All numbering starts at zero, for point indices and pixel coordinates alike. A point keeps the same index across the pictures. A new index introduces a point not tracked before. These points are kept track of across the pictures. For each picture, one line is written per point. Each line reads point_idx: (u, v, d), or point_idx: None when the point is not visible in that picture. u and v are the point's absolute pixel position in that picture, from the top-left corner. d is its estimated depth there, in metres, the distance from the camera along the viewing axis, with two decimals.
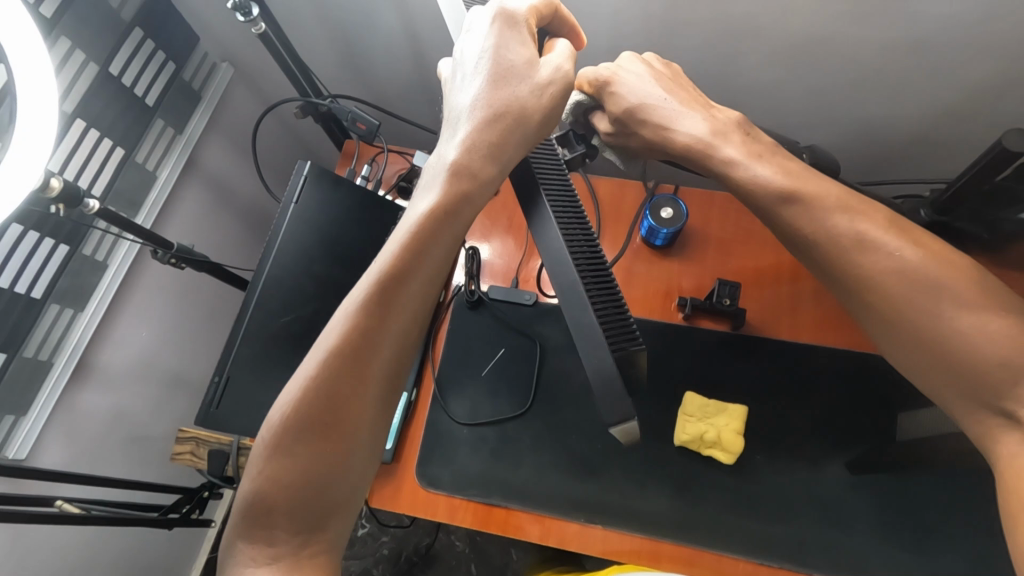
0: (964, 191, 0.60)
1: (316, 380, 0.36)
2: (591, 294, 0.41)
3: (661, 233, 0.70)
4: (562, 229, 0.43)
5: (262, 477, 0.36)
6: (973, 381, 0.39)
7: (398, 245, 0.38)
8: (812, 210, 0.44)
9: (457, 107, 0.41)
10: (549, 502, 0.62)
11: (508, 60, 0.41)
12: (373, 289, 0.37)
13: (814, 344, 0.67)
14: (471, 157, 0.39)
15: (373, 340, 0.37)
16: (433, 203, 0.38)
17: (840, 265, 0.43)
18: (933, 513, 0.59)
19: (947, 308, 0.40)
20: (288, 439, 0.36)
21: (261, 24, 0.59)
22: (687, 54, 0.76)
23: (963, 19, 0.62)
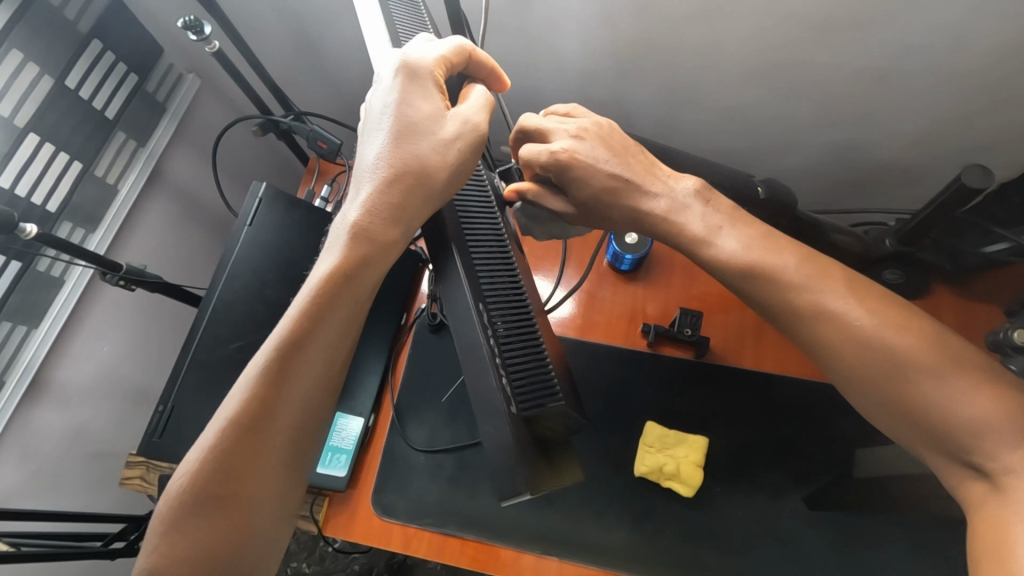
0: (928, 223, 0.58)
1: (213, 451, 0.36)
2: (502, 356, 0.41)
3: (626, 259, 0.69)
4: (485, 280, 0.44)
5: (156, 554, 0.34)
6: (943, 438, 0.37)
7: (301, 307, 0.38)
8: (773, 284, 0.41)
9: (362, 162, 0.42)
10: (506, 533, 0.60)
11: (411, 116, 0.42)
12: (274, 356, 0.37)
13: (778, 373, 0.67)
14: (372, 221, 0.40)
15: (276, 406, 0.37)
16: (332, 265, 0.39)
17: (807, 329, 0.41)
18: (895, 550, 0.58)
19: (917, 372, 0.37)
20: (184, 512, 0.35)
21: (215, 42, 0.58)
22: (656, 77, 0.75)
23: (931, 49, 0.62)
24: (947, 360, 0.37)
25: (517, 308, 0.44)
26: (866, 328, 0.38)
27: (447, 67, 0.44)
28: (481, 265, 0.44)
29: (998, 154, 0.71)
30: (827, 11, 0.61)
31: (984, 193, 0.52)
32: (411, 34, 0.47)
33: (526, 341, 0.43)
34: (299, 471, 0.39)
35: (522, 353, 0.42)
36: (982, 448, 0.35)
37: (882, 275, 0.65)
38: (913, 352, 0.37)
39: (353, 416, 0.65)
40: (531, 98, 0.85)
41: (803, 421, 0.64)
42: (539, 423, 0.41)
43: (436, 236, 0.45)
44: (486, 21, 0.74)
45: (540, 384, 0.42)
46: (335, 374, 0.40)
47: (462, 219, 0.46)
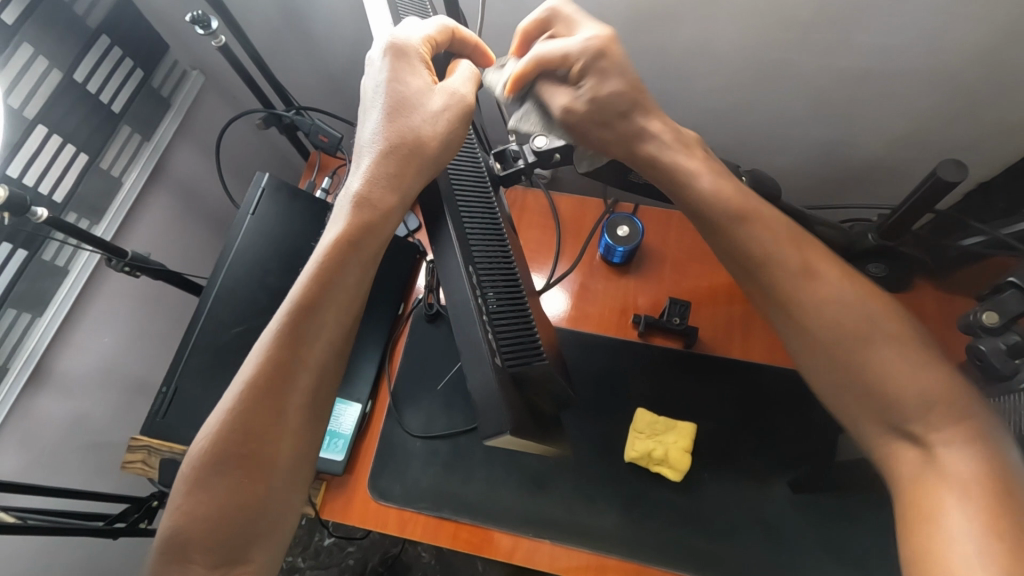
0: (908, 216, 0.60)
1: (233, 412, 0.38)
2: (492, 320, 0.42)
3: (618, 251, 0.71)
4: (481, 251, 0.44)
5: (180, 510, 0.37)
6: (882, 402, 0.40)
7: (312, 273, 0.40)
8: (750, 232, 0.46)
9: (361, 138, 0.44)
10: (498, 517, 0.62)
11: (402, 92, 0.43)
12: (287, 321, 0.39)
13: (766, 364, 0.68)
14: (373, 189, 0.42)
15: (291, 367, 0.39)
16: (338, 233, 0.41)
17: (773, 285, 0.45)
18: (874, 538, 0.59)
19: (883, 350, 0.40)
20: (207, 468, 0.37)
21: (221, 37, 0.60)
22: (646, 77, 0.78)
23: (911, 50, 0.64)
24: (901, 347, 0.40)
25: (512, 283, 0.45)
26: (840, 300, 0.42)
27: (433, 46, 0.46)
28: (473, 235, 0.44)
29: (974, 155, 0.73)
30: (812, 12, 0.63)
31: (958, 187, 0.54)
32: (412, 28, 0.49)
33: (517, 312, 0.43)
34: (315, 435, 0.41)
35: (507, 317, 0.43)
36: (926, 421, 0.38)
37: (867, 268, 0.68)
38: (869, 314, 0.41)
39: (352, 402, 0.67)
40: None
41: (791, 407, 0.65)
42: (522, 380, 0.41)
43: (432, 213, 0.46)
44: (485, 21, 0.76)
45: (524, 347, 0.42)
46: (345, 343, 0.42)
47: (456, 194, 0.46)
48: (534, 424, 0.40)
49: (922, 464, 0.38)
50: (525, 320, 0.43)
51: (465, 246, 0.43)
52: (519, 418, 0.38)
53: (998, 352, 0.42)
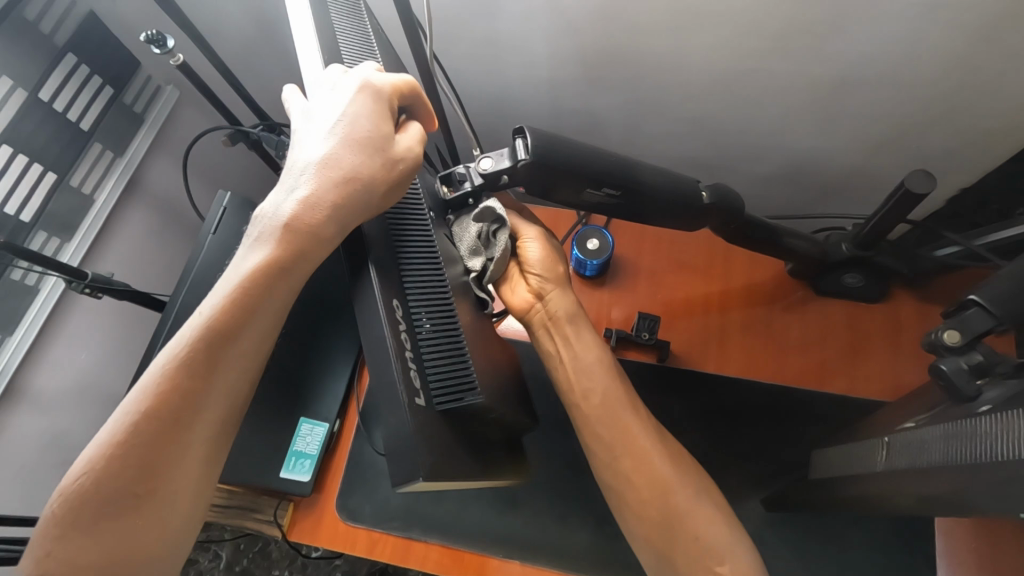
0: (880, 227, 0.60)
1: (120, 450, 0.36)
2: (416, 355, 0.38)
3: (590, 265, 0.70)
4: (408, 282, 0.40)
5: (54, 558, 0.35)
6: (684, 538, 0.46)
7: (221, 301, 0.39)
8: (582, 374, 0.54)
9: (305, 165, 0.42)
10: (469, 537, 0.62)
11: (365, 131, 0.42)
12: (198, 348, 0.38)
13: (741, 378, 0.67)
14: (311, 217, 0.40)
15: (188, 402, 0.38)
16: (263, 258, 0.39)
17: (595, 423, 0.52)
18: (851, 556, 0.58)
19: (678, 489, 0.48)
20: (93, 506, 0.35)
21: (179, 55, 0.59)
22: (620, 88, 0.77)
23: (885, 57, 0.63)
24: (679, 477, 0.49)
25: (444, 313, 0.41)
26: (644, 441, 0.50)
27: (398, 96, 0.46)
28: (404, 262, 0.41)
29: (954, 162, 0.72)
30: (781, 21, 0.62)
31: (928, 198, 0.53)
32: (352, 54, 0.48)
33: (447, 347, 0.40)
34: (214, 463, 0.41)
35: (435, 352, 0.39)
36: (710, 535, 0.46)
37: (843, 279, 0.67)
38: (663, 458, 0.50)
39: (319, 422, 0.64)
40: (500, 109, 0.86)
41: (765, 421, 0.64)
42: (453, 414, 0.38)
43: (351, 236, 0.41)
44: (455, 33, 0.75)
45: (453, 381, 0.39)
46: (254, 367, 0.42)
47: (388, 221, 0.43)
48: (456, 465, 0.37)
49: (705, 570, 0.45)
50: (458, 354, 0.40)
51: (395, 273, 0.40)
52: (434, 459, 0.35)
53: (961, 371, 0.40)
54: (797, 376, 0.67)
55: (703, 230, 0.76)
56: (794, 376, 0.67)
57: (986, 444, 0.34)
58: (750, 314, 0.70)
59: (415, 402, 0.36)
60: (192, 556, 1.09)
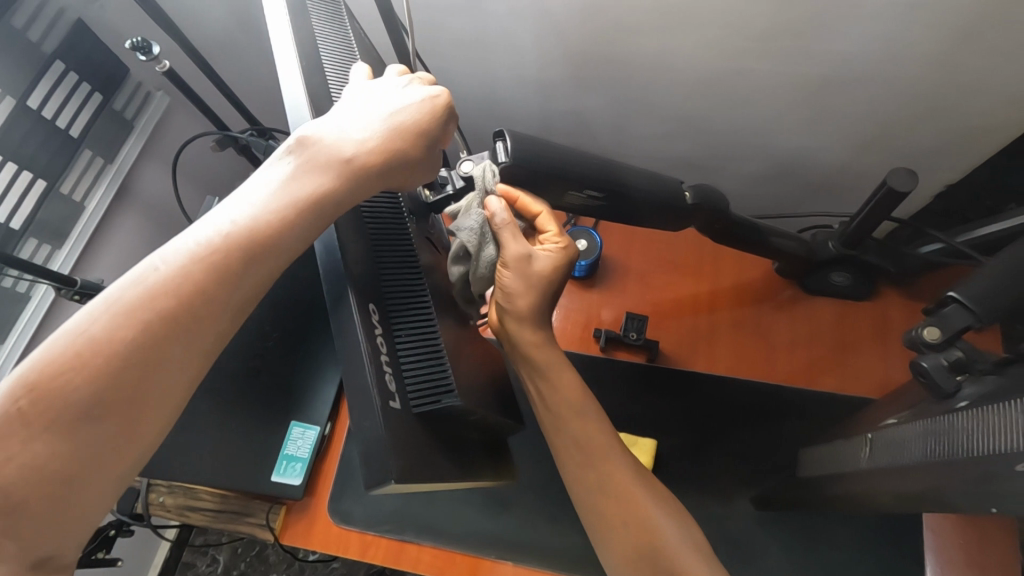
0: (864, 226, 0.60)
1: (127, 348, 0.30)
2: (395, 354, 0.33)
3: (579, 266, 0.70)
4: (382, 274, 0.36)
5: (15, 464, 0.27)
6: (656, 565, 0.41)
7: (270, 217, 0.34)
8: (558, 397, 0.47)
9: (372, 118, 0.38)
10: (461, 539, 0.62)
11: (436, 124, 0.41)
12: (234, 257, 0.33)
13: (730, 377, 0.67)
14: (371, 162, 0.37)
15: (212, 326, 0.32)
16: (320, 183, 0.35)
17: (570, 451, 0.46)
18: (840, 552, 0.58)
19: (654, 518, 0.42)
20: (72, 409, 0.28)
21: (165, 62, 0.59)
22: (608, 89, 0.77)
23: (869, 56, 0.63)
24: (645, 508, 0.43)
25: (422, 310, 0.36)
26: (618, 472, 0.44)
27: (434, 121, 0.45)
28: (382, 258, 0.37)
29: (941, 158, 0.72)
30: (767, 22, 0.62)
31: (910, 196, 0.53)
32: (333, 70, 0.43)
33: (426, 344, 0.35)
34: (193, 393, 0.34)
35: (415, 350, 0.34)
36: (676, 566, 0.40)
37: (831, 277, 0.67)
38: (635, 488, 0.44)
39: (311, 425, 0.65)
40: (489, 110, 0.86)
41: (755, 419, 0.64)
42: (436, 421, 0.33)
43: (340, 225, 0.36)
44: (442, 36, 0.75)
45: (436, 380, 0.34)
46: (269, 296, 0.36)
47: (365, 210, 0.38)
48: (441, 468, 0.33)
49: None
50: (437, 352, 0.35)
51: (374, 269, 0.35)
52: (415, 460, 0.31)
53: (940, 368, 0.40)
54: (787, 374, 0.67)
55: (690, 231, 0.76)
56: (784, 374, 0.67)
57: (968, 438, 0.34)
58: (740, 313, 0.70)
59: (390, 407, 0.31)
60: (189, 560, 1.09)
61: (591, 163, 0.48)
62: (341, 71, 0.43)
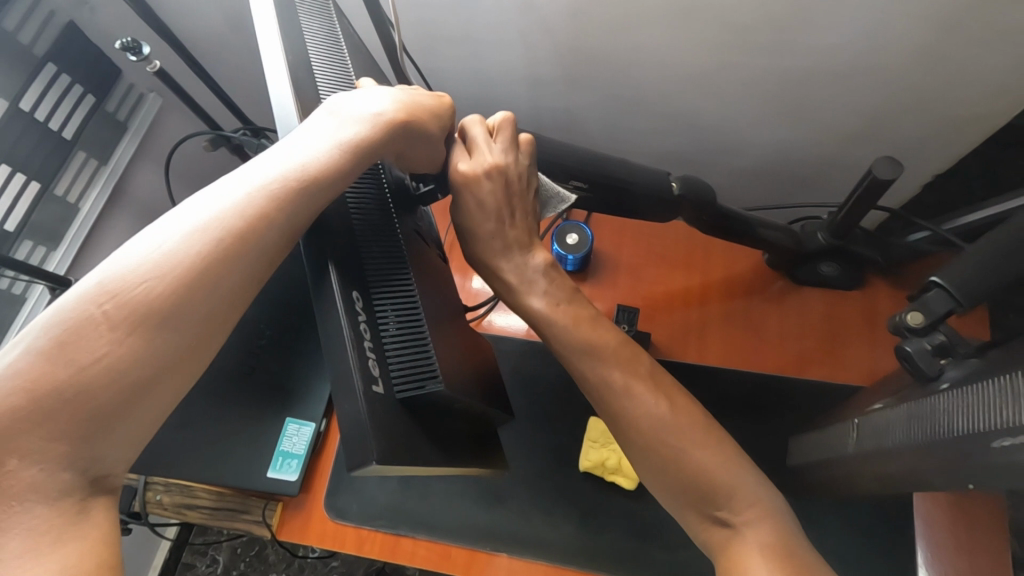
0: (851, 216, 0.61)
1: (204, 269, 0.29)
2: (378, 340, 0.32)
3: (569, 259, 0.71)
4: (369, 256, 0.35)
5: (101, 362, 0.26)
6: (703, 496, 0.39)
7: (324, 160, 0.33)
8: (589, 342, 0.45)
9: (393, 96, 0.38)
10: (456, 532, 0.62)
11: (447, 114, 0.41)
12: (297, 193, 0.32)
13: (722, 368, 0.67)
14: (403, 127, 0.37)
15: (270, 264, 0.32)
16: (362, 135, 0.35)
17: (603, 391, 0.43)
18: (832, 539, 0.59)
19: (694, 453, 0.40)
20: (151, 321, 0.27)
21: (156, 62, 0.59)
22: (597, 85, 0.78)
23: (854, 48, 0.64)
24: (691, 432, 0.41)
25: (406, 296, 0.35)
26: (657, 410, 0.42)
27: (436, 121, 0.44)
28: (367, 246, 0.35)
29: (927, 149, 0.73)
30: (753, 16, 0.63)
31: (894, 184, 0.54)
32: (323, 70, 0.41)
33: (410, 331, 0.34)
34: None
35: (398, 336, 0.33)
36: (728, 502, 0.39)
37: (820, 268, 0.68)
38: (679, 425, 0.41)
39: (306, 422, 0.65)
40: (480, 110, 0.87)
41: (747, 410, 0.64)
42: (415, 406, 0.33)
43: (329, 219, 0.34)
44: (432, 34, 0.76)
45: (417, 367, 0.33)
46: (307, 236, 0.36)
47: (350, 202, 0.37)
48: (422, 451, 0.33)
49: (728, 542, 0.38)
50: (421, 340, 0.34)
51: (358, 259, 0.34)
52: (395, 440, 0.31)
53: (923, 351, 0.41)
54: (778, 365, 0.67)
55: (681, 224, 0.77)
56: (776, 364, 0.67)
57: (944, 416, 0.35)
58: (731, 305, 0.71)
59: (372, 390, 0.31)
60: (189, 561, 1.09)
61: (578, 156, 0.48)
62: (332, 71, 0.41)
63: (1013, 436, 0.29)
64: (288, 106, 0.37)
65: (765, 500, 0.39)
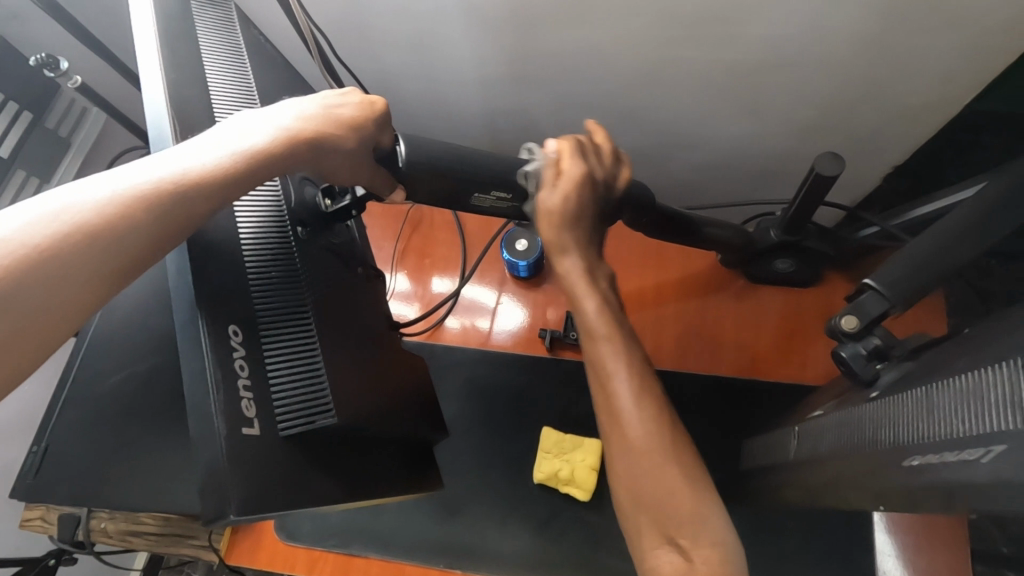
0: (800, 212, 0.59)
1: (43, 261, 0.26)
2: (256, 382, 0.30)
3: (520, 266, 0.70)
4: (253, 287, 0.32)
5: None
6: (664, 511, 0.36)
7: (210, 166, 0.31)
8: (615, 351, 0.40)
9: (311, 108, 0.37)
10: (410, 549, 0.61)
11: (368, 122, 0.39)
12: (174, 196, 0.29)
13: (674, 370, 0.66)
14: (313, 139, 0.36)
15: (133, 270, 0.29)
16: (265, 145, 0.33)
17: (619, 404, 0.38)
18: (789, 540, 0.58)
19: (673, 470, 0.37)
20: None
21: (74, 77, 0.57)
22: (546, 84, 0.76)
23: (801, 38, 0.62)
24: (673, 450, 0.37)
25: (297, 329, 0.33)
26: (657, 428, 0.38)
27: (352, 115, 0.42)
28: (256, 270, 0.33)
29: (883, 138, 0.72)
30: (697, 8, 0.61)
31: (838, 180, 0.52)
32: (219, 83, 0.38)
33: (299, 367, 0.32)
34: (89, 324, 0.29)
35: (283, 375, 0.31)
36: (688, 526, 0.35)
37: (775, 264, 0.66)
38: (668, 443, 0.38)
39: None
40: (432, 113, 0.85)
41: (699, 412, 0.63)
42: (306, 440, 0.32)
43: (207, 240, 0.32)
44: (373, 38, 0.74)
45: (303, 407, 0.31)
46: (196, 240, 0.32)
47: (241, 222, 0.34)
48: (318, 484, 0.31)
49: (678, 571, 0.34)
50: (311, 378, 0.32)
51: (241, 286, 0.31)
52: (272, 481, 0.29)
53: (858, 356, 0.40)
54: (731, 365, 0.66)
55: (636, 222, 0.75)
56: (727, 365, 0.66)
57: (873, 429, 0.32)
58: (685, 305, 0.69)
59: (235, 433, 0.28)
60: None
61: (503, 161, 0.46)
62: (230, 84, 0.39)
63: (924, 453, 0.26)
64: (163, 121, 0.33)
65: (725, 532, 0.35)
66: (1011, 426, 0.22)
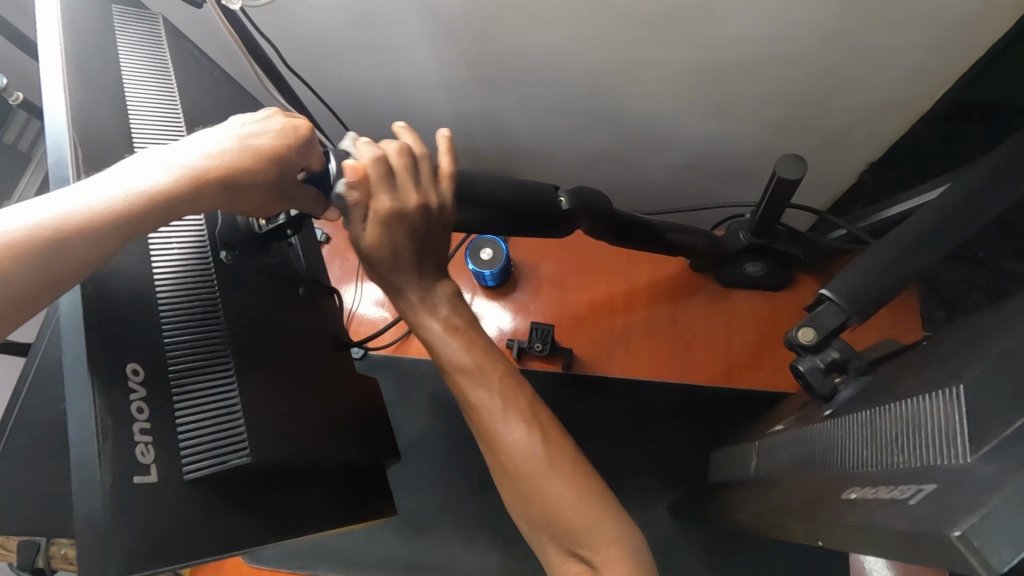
0: (767, 216, 0.58)
1: None
2: (158, 430, 0.28)
3: (486, 275, 0.67)
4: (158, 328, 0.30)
5: None
6: (559, 525, 0.36)
7: (96, 210, 0.29)
8: (471, 379, 0.40)
9: (223, 139, 0.34)
10: (376, 570, 0.59)
11: (294, 153, 0.36)
12: (46, 249, 0.28)
13: (646, 379, 0.65)
14: (222, 174, 0.33)
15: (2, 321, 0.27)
16: (161, 188, 0.31)
17: (498, 427, 0.38)
18: (761, 552, 0.57)
19: (552, 482, 0.36)
20: None
21: None
22: (512, 87, 0.74)
23: (764, 36, 0.61)
24: (553, 466, 0.37)
25: (207, 370, 0.31)
26: (527, 444, 0.37)
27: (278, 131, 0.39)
28: (165, 307, 0.31)
29: (855, 134, 0.70)
30: (656, 8, 0.59)
31: (801, 183, 0.51)
32: (139, 105, 0.36)
33: (210, 410, 0.30)
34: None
35: (189, 421, 0.30)
36: (587, 541, 0.35)
37: (745, 268, 0.65)
38: (550, 456, 0.37)
39: None
40: (399, 119, 0.83)
41: (669, 423, 0.62)
42: (222, 481, 0.30)
43: (109, 274, 0.30)
44: (331, 44, 0.72)
45: (214, 452, 0.30)
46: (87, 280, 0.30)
47: (154, 256, 0.32)
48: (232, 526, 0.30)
49: None
50: (223, 420, 0.31)
51: (144, 330, 0.30)
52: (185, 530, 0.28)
53: (816, 370, 0.38)
54: (703, 374, 0.65)
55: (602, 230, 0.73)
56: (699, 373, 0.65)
57: (823, 455, 0.30)
58: (656, 312, 0.68)
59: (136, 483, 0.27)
60: None
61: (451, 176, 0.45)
62: (151, 106, 0.37)
63: (865, 487, 0.24)
64: (63, 144, 0.31)
65: (624, 530, 0.36)
66: (941, 464, 0.21)
